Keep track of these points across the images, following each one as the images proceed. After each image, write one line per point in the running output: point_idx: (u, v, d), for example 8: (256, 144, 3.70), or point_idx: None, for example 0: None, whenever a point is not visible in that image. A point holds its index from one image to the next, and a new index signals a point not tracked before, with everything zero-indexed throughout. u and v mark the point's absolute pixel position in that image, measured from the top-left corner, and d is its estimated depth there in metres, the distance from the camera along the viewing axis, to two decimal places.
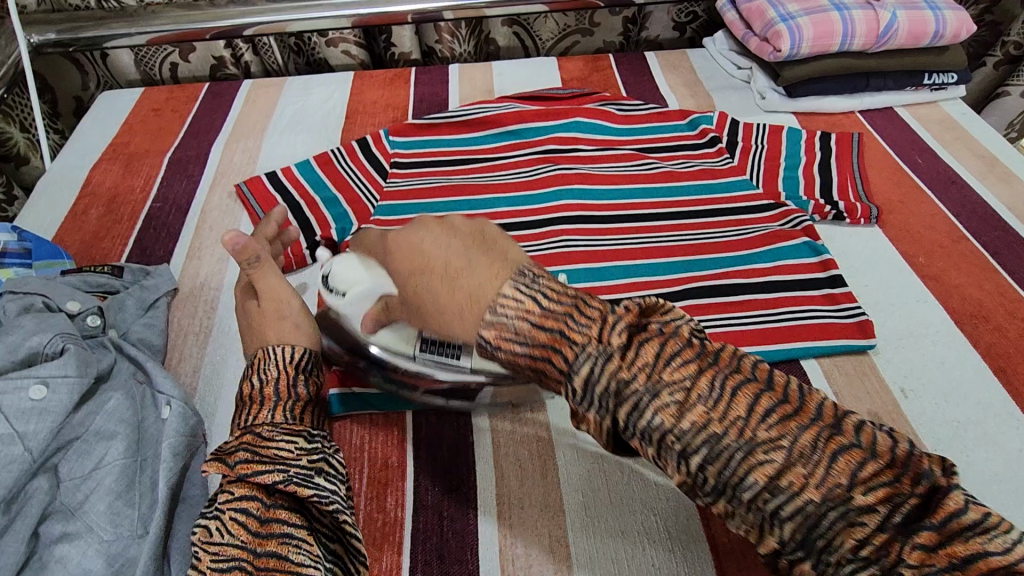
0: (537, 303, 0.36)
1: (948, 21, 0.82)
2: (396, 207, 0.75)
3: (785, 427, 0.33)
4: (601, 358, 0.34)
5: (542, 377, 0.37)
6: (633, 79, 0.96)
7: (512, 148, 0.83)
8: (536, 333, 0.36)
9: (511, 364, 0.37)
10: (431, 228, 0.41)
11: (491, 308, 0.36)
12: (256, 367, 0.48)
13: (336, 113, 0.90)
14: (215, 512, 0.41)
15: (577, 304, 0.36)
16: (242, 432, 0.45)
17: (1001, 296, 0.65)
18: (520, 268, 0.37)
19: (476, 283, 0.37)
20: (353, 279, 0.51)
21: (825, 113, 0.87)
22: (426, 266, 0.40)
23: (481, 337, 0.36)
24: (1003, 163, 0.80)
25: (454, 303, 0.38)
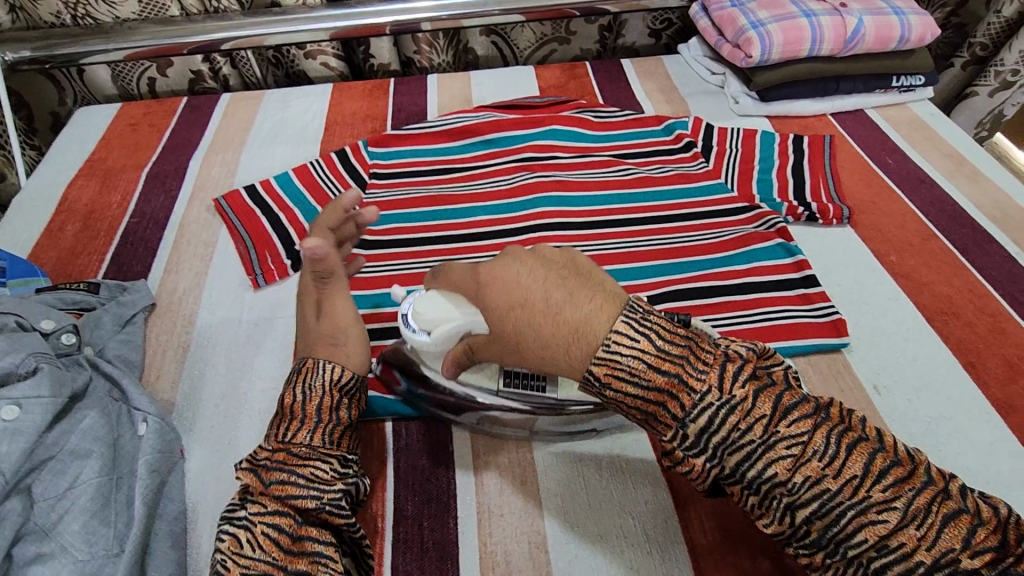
0: (651, 343, 0.39)
1: (912, 25, 0.84)
2: (376, 217, 0.76)
3: (899, 489, 0.35)
4: (722, 407, 0.37)
5: (652, 420, 0.39)
6: (609, 86, 0.97)
7: (490, 157, 0.83)
8: (653, 375, 0.38)
9: (622, 402, 0.39)
10: (525, 259, 0.44)
11: (604, 347, 0.39)
12: (307, 381, 0.48)
13: (315, 124, 0.91)
14: (246, 523, 0.41)
15: (688, 348, 0.39)
16: (281, 449, 0.45)
17: (971, 293, 0.67)
18: (628, 304, 0.40)
19: (581, 316, 0.40)
20: (444, 314, 0.49)
21: (796, 116, 0.89)
22: (527, 302, 0.42)
23: (589, 373, 0.39)
24: (970, 162, 0.82)
25: (560, 340, 0.40)
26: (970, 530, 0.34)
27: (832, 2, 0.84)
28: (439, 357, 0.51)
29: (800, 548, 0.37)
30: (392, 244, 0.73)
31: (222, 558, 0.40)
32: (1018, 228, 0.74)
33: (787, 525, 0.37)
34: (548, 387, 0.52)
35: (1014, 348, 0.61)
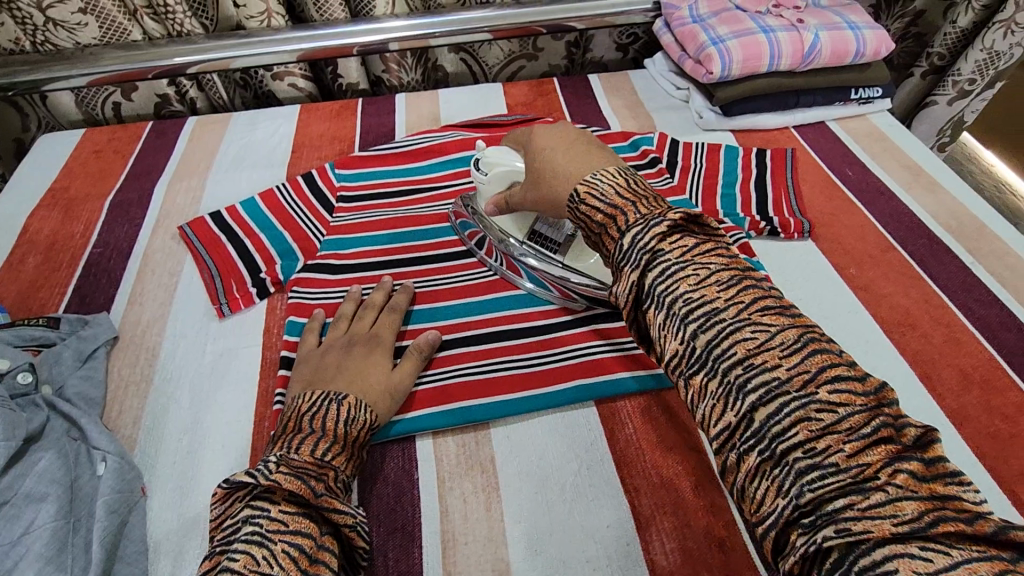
0: (625, 184, 0.49)
1: (868, 39, 0.85)
2: (342, 240, 0.76)
3: (780, 320, 0.39)
4: (646, 228, 0.44)
5: (602, 236, 0.48)
6: (576, 102, 0.98)
7: (457, 177, 0.83)
8: (615, 199, 0.48)
9: (587, 220, 0.49)
10: (568, 128, 0.60)
11: (592, 174, 0.50)
12: (351, 411, 0.52)
13: (282, 147, 0.90)
14: (268, 539, 0.42)
15: (654, 197, 0.48)
16: (321, 465, 0.48)
17: (927, 304, 0.68)
18: (623, 167, 0.51)
19: (584, 163, 0.53)
20: (500, 161, 0.65)
21: (760, 130, 0.91)
22: (557, 147, 0.57)
23: (574, 192, 0.50)
24: (926, 172, 0.84)
25: (565, 170, 0.54)
26: (845, 376, 0.37)
27: (790, 18, 0.86)
28: (487, 195, 0.68)
29: (700, 397, 0.40)
30: (358, 267, 0.72)
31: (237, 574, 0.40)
32: (972, 237, 0.75)
33: (733, 414, 0.38)
34: (558, 251, 0.66)
35: (968, 359, 0.63)
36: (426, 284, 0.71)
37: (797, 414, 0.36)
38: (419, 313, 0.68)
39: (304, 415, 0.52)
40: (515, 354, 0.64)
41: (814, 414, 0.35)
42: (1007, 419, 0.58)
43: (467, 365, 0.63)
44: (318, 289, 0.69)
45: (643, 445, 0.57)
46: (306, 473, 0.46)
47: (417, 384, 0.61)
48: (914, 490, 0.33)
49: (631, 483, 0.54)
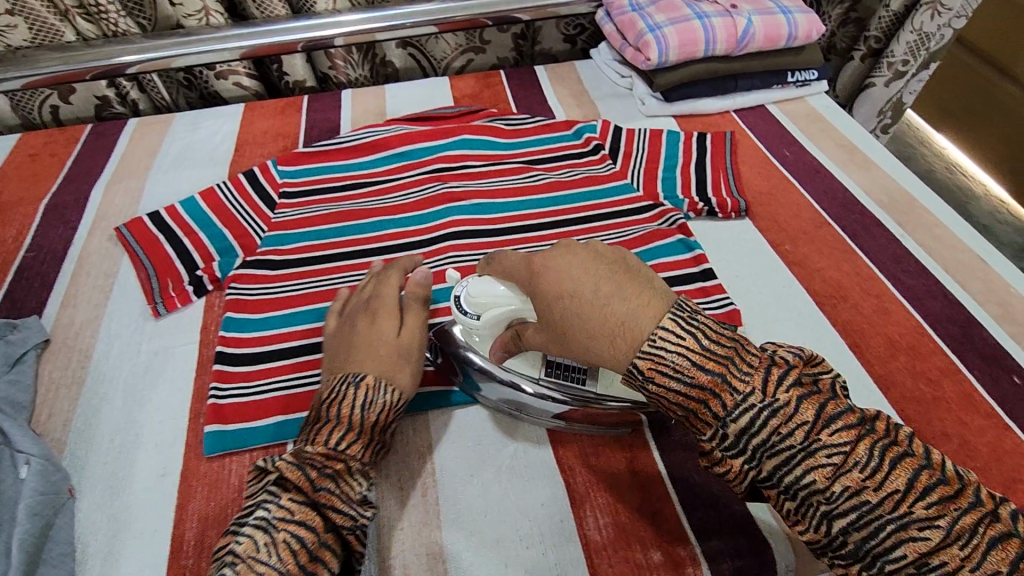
0: (696, 343, 0.41)
1: (799, 23, 0.88)
2: (283, 236, 0.75)
3: (850, 437, 0.38)
4: (762, 410, 0.39)
5: (691, 417, 0.42)
6: (522, 93, 0.99)
7: (400, 170, 0.84)
8: (696, 373, 0.41)
9: (660, 397, 0.42)
10: (576, 251, 0.47)
11: (650, 341, 0.41)
12: (369, 395, 0.51)
13: (225, 145, 0.89)
14: (270, 526, 0.43)
15: (733, 351, 0.41)
16: (332, 458, 0.47)
17: (859, 277, 0.70)
18: (676, 304, 0.43)
19: (627, 311, 0.42)
20: (492, 296, 0.53)
21: (702, 114, 0.92)
22: (576, 291, 0.45)
23: (635, 366, 0.42)
24: (861, 150, 0.87)
25: (603, 329, 0.43)
26: (933, 486, 0.37)
27: (723, 4, 0.87)
28: (486, 339, 0.55)
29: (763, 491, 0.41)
30: (300, 261, 0.72)
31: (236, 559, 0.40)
32: (902, 211, 0.78)
33: (823, 534, 0.39)
34: (588, 379, 0.53)
35: (897, 327, 0.65)
36: (368, 275, 0.71)
37: (900, 535, 0.36)
38: None
39: (323, 404, 0.51)
40: None
41: (917, 534, 0.36)
42: (931, 382, 0.60)
43: None
44: (259, 283, 0.69)
45: (580, 425, 0.57)
46: (309, 464, 0.46)
47: None
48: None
49: (566, 462, 0.55)
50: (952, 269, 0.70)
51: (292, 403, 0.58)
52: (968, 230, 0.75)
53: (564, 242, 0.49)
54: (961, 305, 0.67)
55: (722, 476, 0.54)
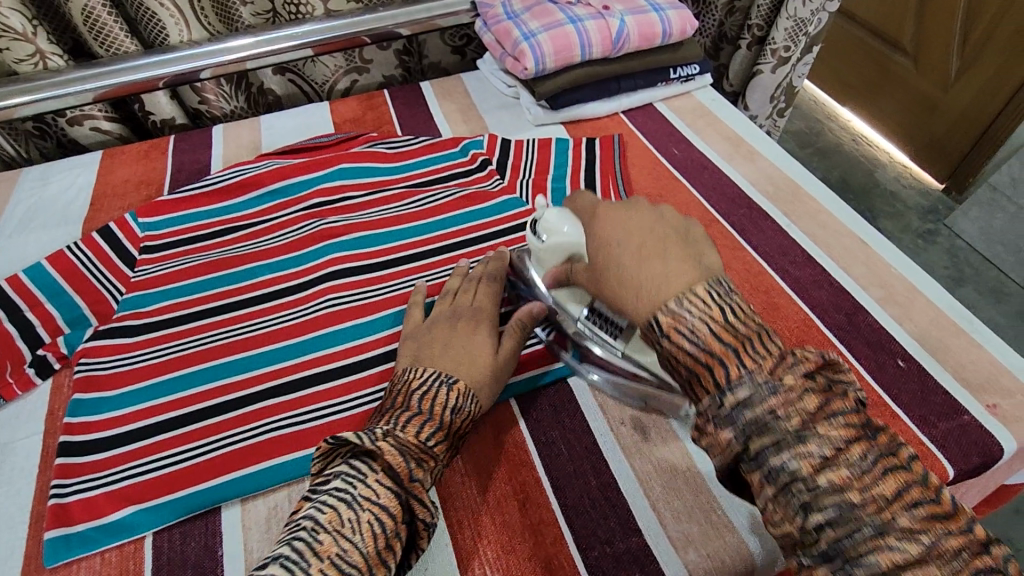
0: (723, 314, 0.42)
1: (672, 20, 0.87)
2: (143, 297, 0.69)
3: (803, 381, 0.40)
4: (766, 391, 0.39)
5: (693, 382, 0.42)
6: (406, 112, 0.95)
7: (275, 210, 0.78)
8: (712, 341, 0.40)
9: (670, 356, 0.42)
10: (641, 212, 0.51)
11: (677, 301, 0.42)
12: (458, 400, 0.51)
13: (80, 200, 0.82)
14: (357, 504, 0.42)
15: (754, 334, 0.42)
16: (423, 450, 0.46)
17: (748, 273, 0.69)
18: (714, 280, 0.44)
19: (666, 270, 0.45)
20: (558, 230, 0.56)
21: (590, 119, 0.91)
22: (625, 247, 0.47)
23: (655, 320, 0.42)
24: (747, 142, 0.87)
25: (636, 284, 0.45)
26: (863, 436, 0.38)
27: (596, 6, 0.86)
28: (541, 262, 0.60)
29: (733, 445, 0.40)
30: (161, 324, 0.66)
31: (319, 527, 0.40)
32: (787, 200, 0.78)
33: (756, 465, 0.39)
34: (619, 337, 0.55)
35: (785, 323, 0.64)
36: (239, 329, 0.65)
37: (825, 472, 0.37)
38: (222, 366, 0.62)
39: (413, 391, 0.51)
40: (325, 399, 0.59)
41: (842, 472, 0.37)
42: None
43: (280, 417, 0.58)
44: (111, 356, 0.62)
45: (469, 471, 0.54)
46: (408, 452, 0.45)
47: (214, 449, 0.55)
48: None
49: (456, 515, 0.51)
50: (837, 256, 0.71)
51: (141, 492, 0.52)
52: (850, 213, 0.76)
53: (630, 205, 0.53)
54: (846, 292, 0.67)
55: (616, 506, 0.52)
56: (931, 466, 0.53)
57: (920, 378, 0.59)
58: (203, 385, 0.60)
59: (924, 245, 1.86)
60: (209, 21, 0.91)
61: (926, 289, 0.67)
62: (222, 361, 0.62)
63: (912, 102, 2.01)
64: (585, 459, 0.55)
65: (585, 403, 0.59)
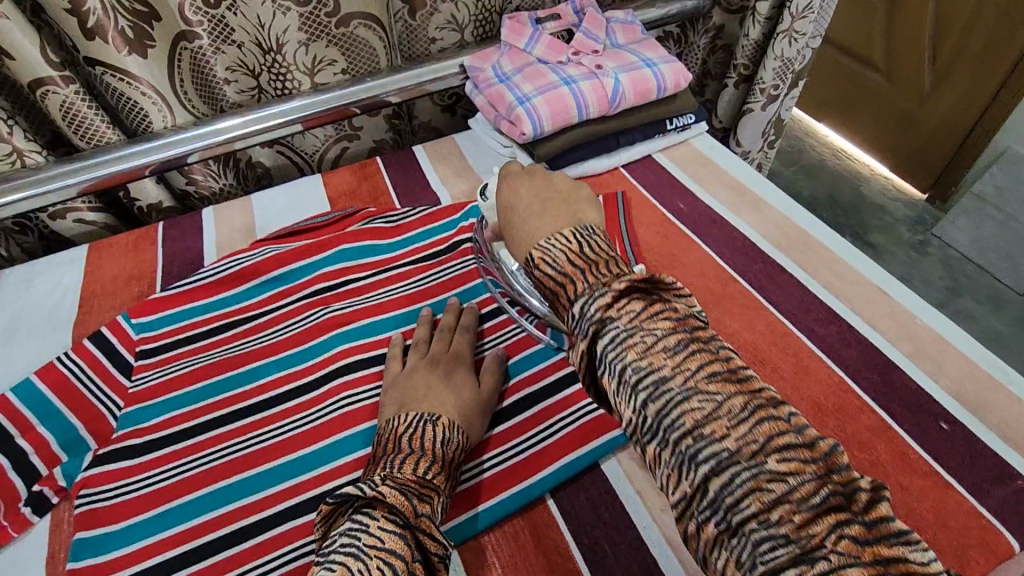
0: (580, 247, 0.49)
1: (665, 74, 0.86)
2: (143, 410, 0.65)
3: (726, 388, 0.39)
4: (592, 299, 0.44)
5: (554, 300, 0.48)
6: (402, 180, 0.93)
7: (276, 299, 0.76)
8: (567, 267, 0.47)
9: (540, 284, 0.49)
10: (535, 183, 0.62)
11: (547, 241, 0.51)
12: (446, 432, 0.55)
13: (68, 302, 0.78)
14: (360, 553, 0.43)
15: (604, 261, 0.47)
16: (423, 484, 0.49)
17: (771, 333, 0.67)
18: (582, 228, 0.52)
19: (545, 227, 0.55)
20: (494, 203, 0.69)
21: (591, 175, 0.90)
22: (521, 209, 0.59)
23: (530, 258, 0.51)
24: (750, 190, 0.86)
25: (527, 233, 0.56)
26: (793, 445, 0.36)
27: (589, 65, 0.86)
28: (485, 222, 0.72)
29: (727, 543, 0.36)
30: (164, 440, 0.62)
31: None
32: (800, 251, 0.77)
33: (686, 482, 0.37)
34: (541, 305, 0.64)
35: (818, 387, 0.62)
36: (248, 440, 0.62)
37: (751, 487, 0.35)
38: (236, 486, 0.58)
39: (401, 436, 0.54)
40: None
41: (764, 485, 0.35)
42: (863, 446, 0.57)
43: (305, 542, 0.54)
44: (115, 483, 0.58)
45: None
46: (409, 489, 0.48)
47: None
48: (856, 556, 0.32)
49: None
50: (859, 308, 0.70)
51: None
52: (866, 261, 0.75)
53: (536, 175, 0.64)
54: (875, 348, 0.65)
55: None
56: (996, 544, 0.50)
57: (966, 441, 0.57)
58: (218, 509, 0.56)
59: (917, 256, 1.88)
60: (192, 104, 0.87)
61: (954, 339, 0.66)
62: (235, 479, 0.59)
63: (889, 116, 2.05)
64: (633, 559, 0.52)
65: (625, 494, 0.56)
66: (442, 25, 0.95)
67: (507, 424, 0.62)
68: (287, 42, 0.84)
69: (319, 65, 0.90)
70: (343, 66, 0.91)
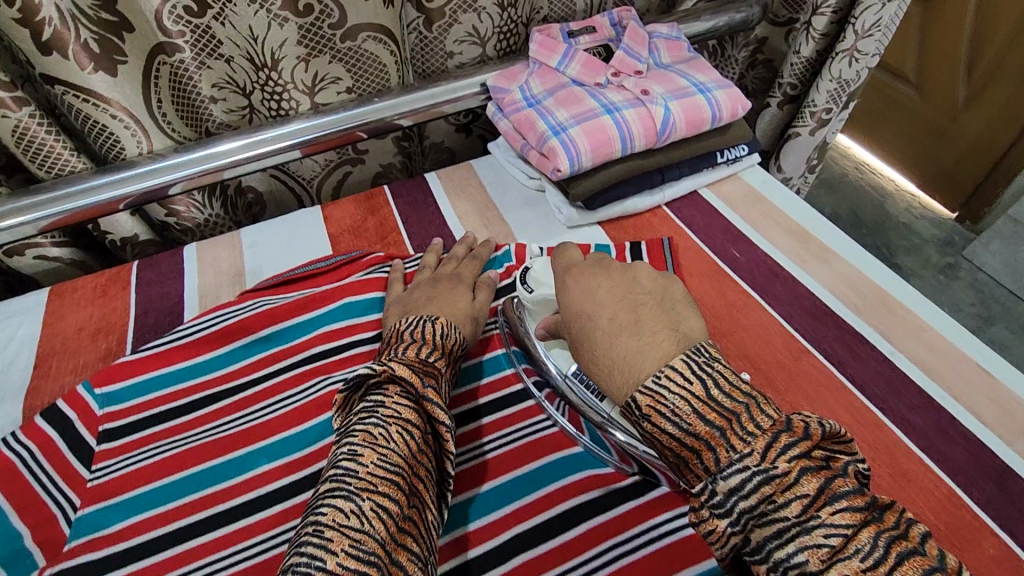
0: (702, 388, 0.41)
1: (721, 102, 0.75)
2: (105, 511, 0.55)
3: None
4: (755, 474, 0.38)
5: (683, 463, 0.42)
6: (414, 215, 0.82)
7: (267, 364, 0.66)
8: (694, 422, 0.40)
9: (654, 435, 0.42)
10: (614, 278, 0.53)
11: (655, 378, 0.42)
12: (445, 328, 0.57)
13: (21, 362, 0.66)
14: (382, 421, 0.46)
15: (745, 406, 0.40)
16: (426, 366, 0.52)
17: (858, 424, 0.57)
18: (692, 350, 0.44)
19: (636, 348, 0.46)
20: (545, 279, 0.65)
21: (631, 215, 0.78)
22: (600, 316, 0.50)
23: (634, 400, 0.43)
24: (815, 236, 0.75)
25: (614, 358, 0.47)
26: None
27: (633, 89, 0.75)
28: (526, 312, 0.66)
29: None
30: (129, 552, 0.52)
31: (360, 445, 0.44)
32: (882, 316, 0.66)
33: None
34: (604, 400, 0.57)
35: (921, 501, 0.51)
36: (229, 556, 0.52)
37: None
38: None
39: (403, 332, 0.56)
40: None
41: None
42: None
43: None
44: None
45: None
46: (416, 366, 0.51)
47: None
48: None
49: None
50: (959, 394, 0.59)
51: None
52: (960, 330, 0.64)
53: (610, 263, 0.56)
54: (983, 447, 0.55)
55: None
56: None
57: None
58: None
59: (947, 280, 1.76)
60: (173, 127, 0.75)
61: None
62: None
63: (919, 131, 1.91)
64: None
65: None
66: (461, 38, 0.83)
67: (550, 544, 0.51)
68: (283, 58, 0.73)
69: (321, 83, 0.78)
70: (347, 84, 0.80)
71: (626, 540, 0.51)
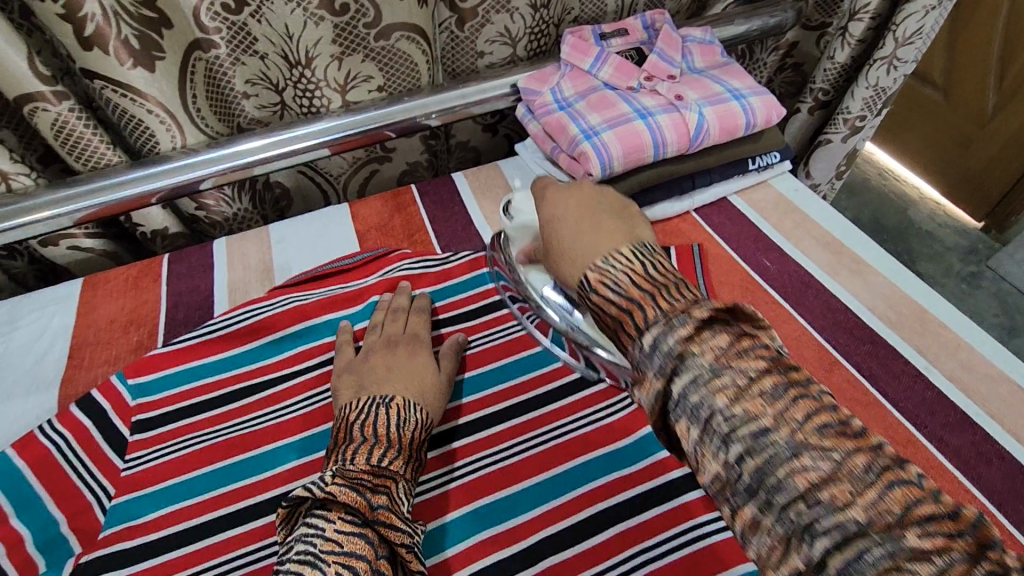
0: (641, 269, 0.46)
1: (756, 109, 0.74)
2: (138, 501, 0.56)
3: None
4: (668, 329, 0.41)
5: (620, 330, 0.45)
6: (441, 214, 0.82)
7: (296, 361, 0.67)
8: (631, 290, 0.45)
9: (600, 309, 0.47)
10: (580, 195, 0.57)
11: (604, 259, 0.48)
12: (399, 414, 0.54)
13: (55, 352, 0.67)
14: (318, 563, 0.43)
15: (674, 283, 0.45)
16: (378, 475, 0.50)
17: (891, 441, 0.56)
18: (640, 244, 0.50)
19: (592, 243, 0.51)
20: (527, 211, 0.70)
21: (659, 220, 0.78)
22: (568, 221, 0.55)
23: (587, 278, 0.48)
24: (848, 248, 0.74)
25: (572, 251, 0.53)
26: None
27: (667, 94, 0.74)
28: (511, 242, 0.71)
29: None
30: (161, 544, 0.53)
31: None
32: (915, 331, 0.65)
33: None
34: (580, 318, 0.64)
35: None
36: (258, 550, 0.53)
37: None
38: None
39: (353, 423, 0.54)
40: None
41: None
42: None
43: None
44: None
45: None
46: (360, 484, 0.48)
47: None
48: None
49: None
50: (996, 414, 0.58)
51: None
52: (998, 348, 0.63)
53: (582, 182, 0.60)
54: (1021, 469, 0.54)
55: None
56: None
57: None
58: None
59: (970, 289, 1.72)
60: (206, 122, 0.76)
61: None
62: None
63: (935, 132, 1.89)
64: None
65: None
66: (493, 38, 0.82)
67: (573, 550, 0.53)
68: (317, 56, 0.73)
69: (353, 82, 0.79)
70: (379, 83, 0.80)
71: (653, 547, 0.53)
